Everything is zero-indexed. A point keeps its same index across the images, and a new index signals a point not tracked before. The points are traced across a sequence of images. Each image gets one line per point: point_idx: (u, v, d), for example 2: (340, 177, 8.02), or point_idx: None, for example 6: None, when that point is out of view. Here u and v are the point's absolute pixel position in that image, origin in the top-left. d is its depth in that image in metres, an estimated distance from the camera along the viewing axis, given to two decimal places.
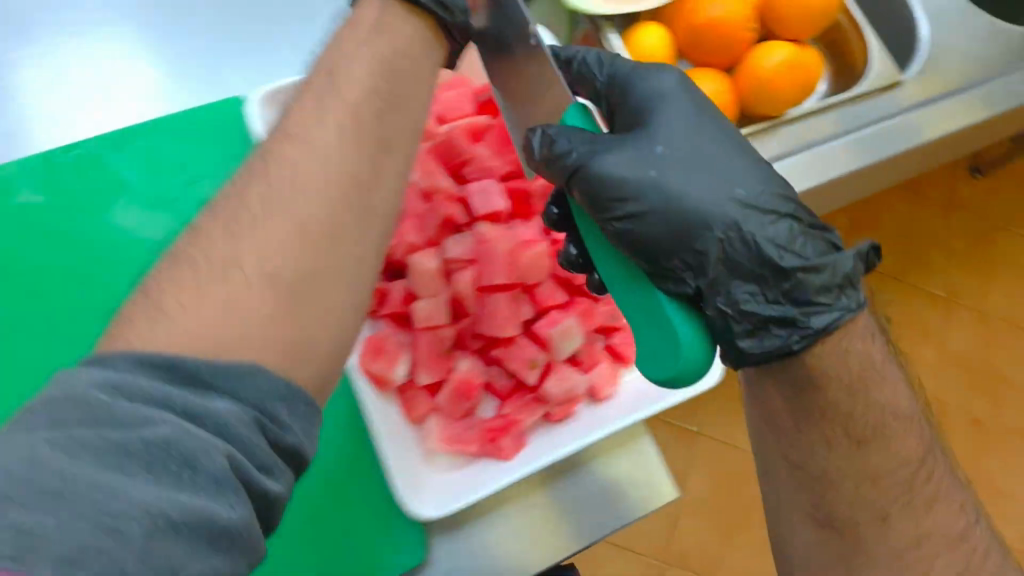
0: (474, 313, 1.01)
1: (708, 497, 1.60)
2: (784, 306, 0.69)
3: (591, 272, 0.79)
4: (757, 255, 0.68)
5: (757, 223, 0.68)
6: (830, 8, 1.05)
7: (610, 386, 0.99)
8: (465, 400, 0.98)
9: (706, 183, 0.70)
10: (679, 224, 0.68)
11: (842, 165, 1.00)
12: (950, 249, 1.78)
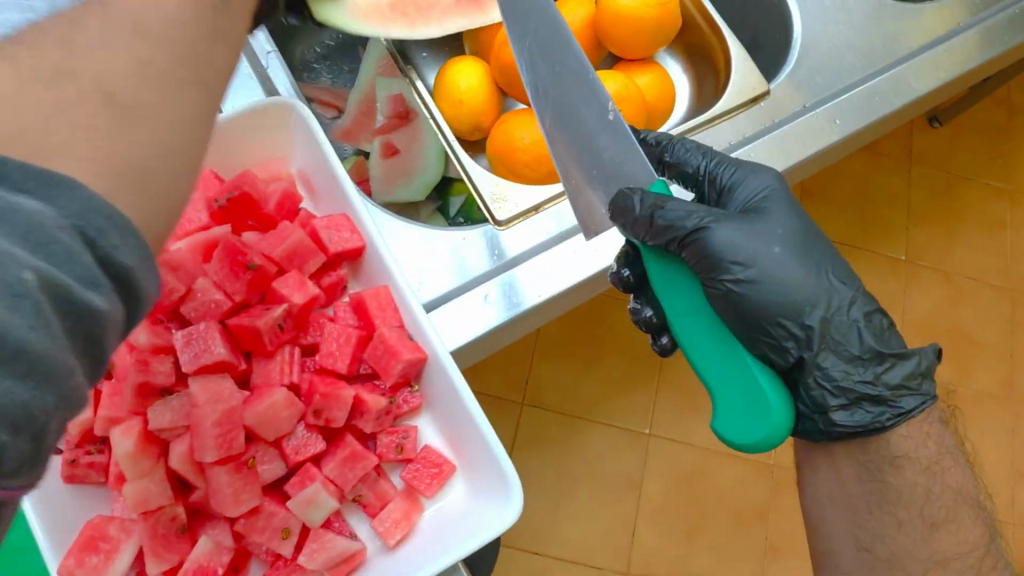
0: (319, 350, 0.65)
1: (668, 500, 1.45)
2: (876, 386, 0.58)
3: (660, 335, 0.65)
4: (863, 340, 0.58)
5: (860, 307, 0.59)
6: (670, 18, 0.82)
7: (426, 491, 0.63)
8: (358, 467, 0.62)
9: (809, 266, 0.59)
10: (786, 298, 0.57)
11: (807, 148, 0.80)
12: (917, 215, 1.66)
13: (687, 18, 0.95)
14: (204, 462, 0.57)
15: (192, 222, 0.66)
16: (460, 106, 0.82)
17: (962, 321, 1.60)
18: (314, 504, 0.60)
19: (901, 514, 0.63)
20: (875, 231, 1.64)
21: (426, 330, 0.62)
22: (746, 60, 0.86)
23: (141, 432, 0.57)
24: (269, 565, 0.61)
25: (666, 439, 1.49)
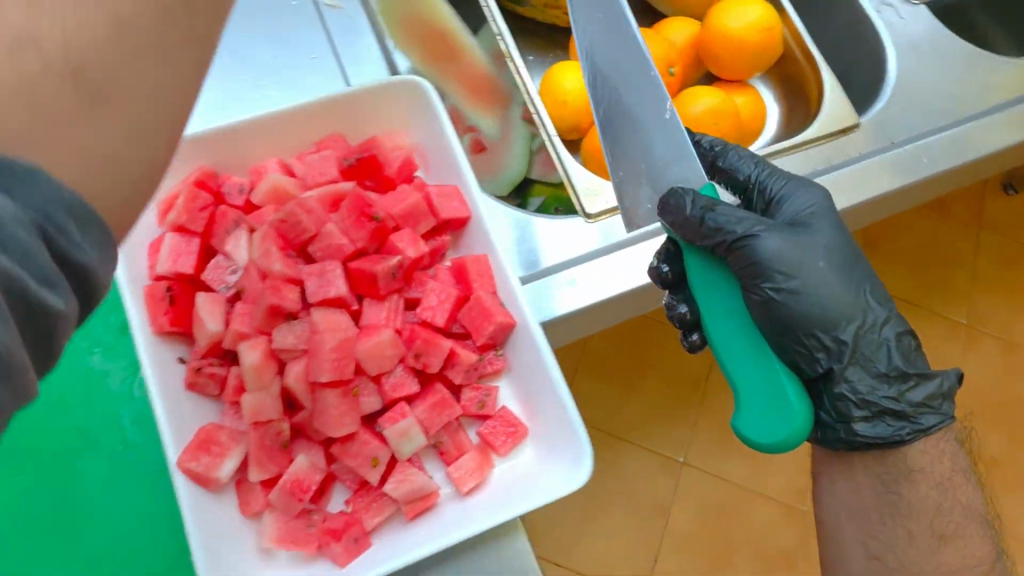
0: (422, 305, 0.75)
1: (696, 528, 1.48)
2: (899, 402, 0.64)
3: (688, 333, 0.69)
4: (889, 358, 0.64)
5: (891, 326, 0.65)
6: (776, 44, 0.91)
7: (501, 445, 0.71)
8: (440, 414, 0.71)
9: (842, 280, 0.65)
10: (822, 313, 0.63)
11: (884, 183, 0.86)
12: (984, 280, 1.66)
13: (786, 50, 1.02)
14: (318, 382, 0.69)
15: (322, 175, 0.76)
16: (563, 105, 0.88)
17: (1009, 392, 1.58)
18: (406, 437, 0.70)
19: (912, 526, 0.68)
20: (938, 292, 1.64)
21: (519, 299, 0.71)
22: (836, 94, 0.93)
23: (265, 349, 0.69)
24: (353, 490, 0.71)
25: (701, 468, 1.52)
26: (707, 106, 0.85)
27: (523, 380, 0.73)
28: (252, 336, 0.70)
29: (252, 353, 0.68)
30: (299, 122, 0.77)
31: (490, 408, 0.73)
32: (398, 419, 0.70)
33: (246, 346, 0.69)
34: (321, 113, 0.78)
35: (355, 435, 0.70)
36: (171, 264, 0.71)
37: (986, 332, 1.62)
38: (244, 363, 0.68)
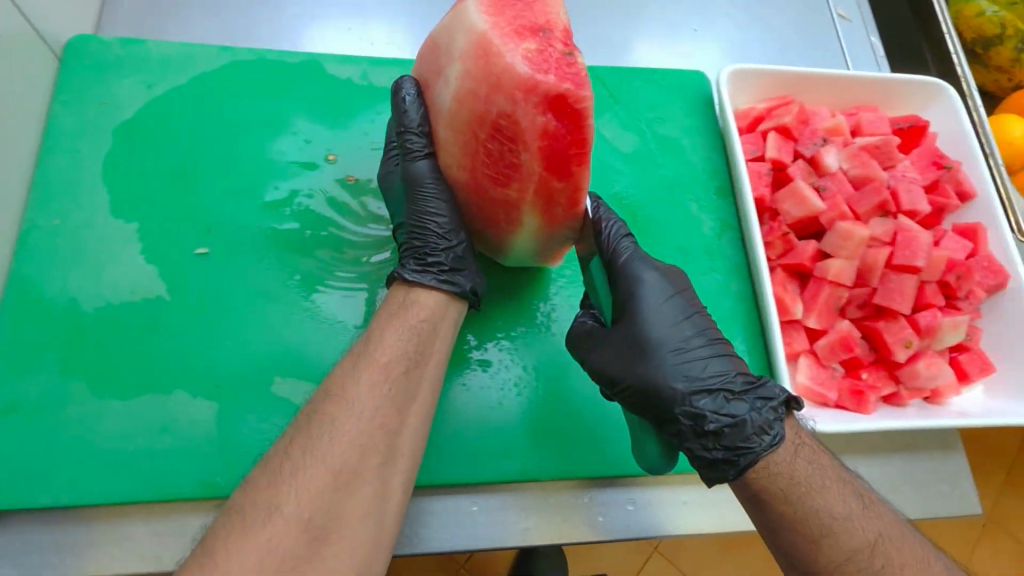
0: (871, 284, 0.86)
1: None
2: (713, 445, 0.67)
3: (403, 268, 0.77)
4: (723, 422, 0.67)
5: (713, 372, 0.71)
6: None
7: (953, 394, 0.86)
8: (844, 352, 0.84)
9: (685, 362, 0.71)
10: (654, 402, 0.70)
11: None
12: None
13: None
14: (807, 321, 0.85)
15: (777, 151, 0.92)
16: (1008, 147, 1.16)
17: None
18: (832, 340, 0.85)
19: None
20: None
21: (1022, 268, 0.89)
22: None
23: (795, 189, 0.88)
24: None
25: None
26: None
27: (992, 334, 0.92)
28: (813, 155, 0.91)
29: (788, 210, 0.89)
30: (802, 89, 0.99)
31: (973, 343, 0.90)
32: (837, 340, 0.84)
33: (801, 176, 0.90)
34: (857, 87, 1.00)
35: (791, 326, 0.87)
36: (774, 112, 0.95)
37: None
38: (822, 212, 0.87)
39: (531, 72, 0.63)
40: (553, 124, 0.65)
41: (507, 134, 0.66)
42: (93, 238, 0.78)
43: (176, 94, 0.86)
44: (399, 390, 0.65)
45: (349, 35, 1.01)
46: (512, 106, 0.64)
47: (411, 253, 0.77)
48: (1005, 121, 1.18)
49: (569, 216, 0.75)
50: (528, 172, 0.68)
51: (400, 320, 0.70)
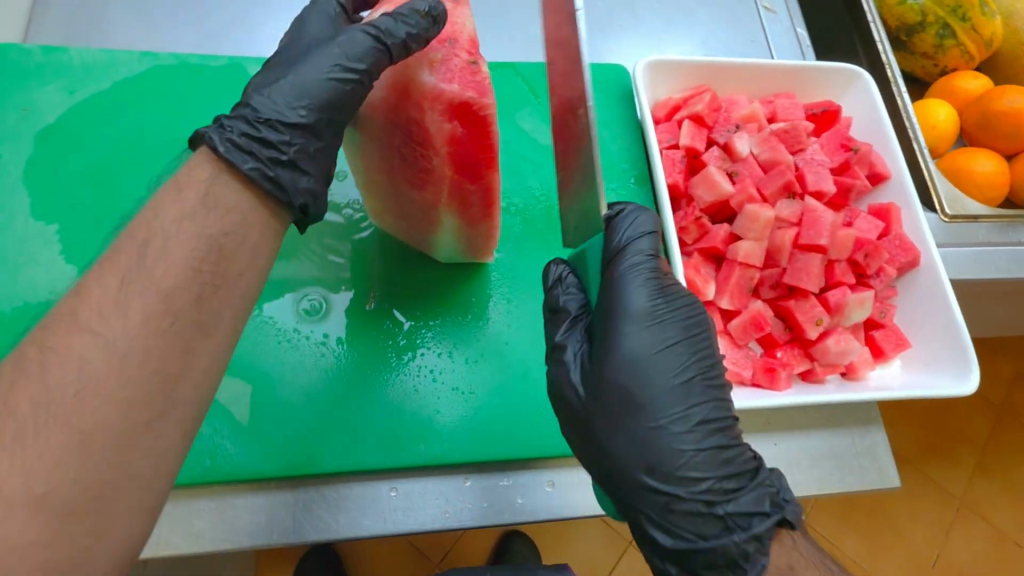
0: (782, 265, 0.89)
1: None
2: (680, 542, 0.63)
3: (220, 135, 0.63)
4: (684, 514, 0.62)
5: (682, 449, 0.63)
6: None
7: (867, 370, 0.88)
8: (756, 331, 0.87)
9: (661, 429, 0.64)
10: (620, 478, 0.64)
11: (979, 271, 1.09)
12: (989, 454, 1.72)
13: None
14: (720, 303, 0.88)
15: (690, 138, 0.94)
16: (931, 131, 1.19)
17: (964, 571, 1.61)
18: (745, 320, 0.87)
19: None
20: None
21: (930, 244, 0.92)
22: None
23: (706, 174, 0.90)
24: None
25: (819, 532, 1.61)
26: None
27: (908, 310, 0.94)
28: (725, 142, 0.94)
29: (701, 196, 0.91)
30: (719, 79, 1.02)
31: (887, 320, 0.92)
32: (750, 320, 0.86)
33: (714, 162, 0.93)
34: (772, 75, 1.03)
35: (706, 308, 0.89)
36: (689, 101, 0.97)
37: (977, 544, 1.63)
38: (731, 196, 0.90)
39: (435, 81, 0.58)
40: (461, 131, 0.60)
41: (415, 141, 0.61)
42: (11, 240, 0.79)
43: (99, 99, 0.89)
44: (184, 322, 0.56)
45: (278, 40, 1.03)
46: (418, 114, 0.59)
47: (250, 120, 0.64)
48: (929, 106, 1.21)
49: (491, 219, 0.69)
50: (439, 177, 0.64)
51: (188, 222, 0.58)
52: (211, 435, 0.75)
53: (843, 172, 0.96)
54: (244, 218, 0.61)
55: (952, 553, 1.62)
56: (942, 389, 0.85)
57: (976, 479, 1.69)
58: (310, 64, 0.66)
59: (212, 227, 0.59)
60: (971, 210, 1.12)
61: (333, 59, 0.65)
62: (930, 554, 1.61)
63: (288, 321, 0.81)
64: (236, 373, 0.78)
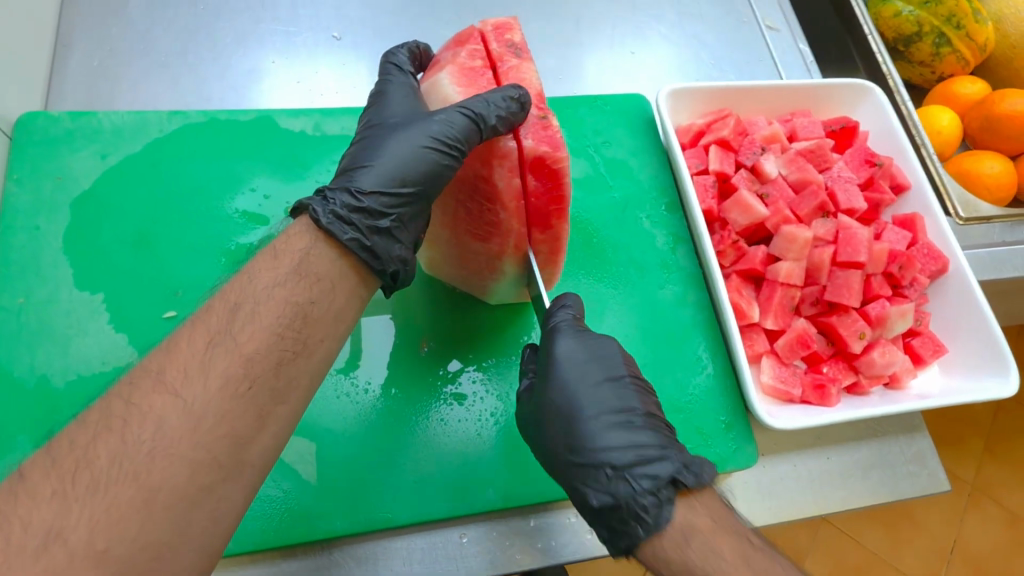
0: (821, 281, 0.91)
1: None
2: (604, 506, 0.64)
3: (330, 202, 0.64)
4: (598, 478, 0.65)
5: (590, 426, 0.67)
6: None
7: (909, 378, 0.89)
8: (802, 349, 0.88)
9: (569, 419, 0.68)
10: (549, 462, 0.69)
11: (998, 271, 1.11)
12: (997, 440, 1.75)
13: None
14: (763, 324, 0.89)
15: (719, 163, 0.96)
16: (936, 135, 1.21)
17: (984, 556, 1.63)
18: (791, 338, 0.88)
19: None
20: None
21: (958, 250, 0.94)
22: None
23: (740, 198, 0.92)
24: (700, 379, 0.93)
25: (840, 528, 1.63)
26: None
27: (942, 316, 0.96)
28: (753, 164, 0.96)
29: (735, 219, 0.93)
30: (738, 101, 1.04)
31: (923, 327, 0.93)
32: (795, 338, 0.88)
33: (744, 185, 0.95)
34: (789, 95, 1.05)
35: (750, 330, 0.90)
36: (713, 126, 0.99)
37: (990, 526, 1.66)
38: (766, 218, 0.92)
39: (509, 140, 0.68)
40: (531, 183, 0.69)
41: (485, 195, 0.69)
42: (57, 312, 0.78)
43: (132, 163, 0.88)
44: (262, 390, 0.55)
45: (301, 89, 1.04)
46: (490, 171, 0.68)
47: (350, 194, 0.66)
48: (932, 112, 1.23)
49: (551, 262, 0.77)
50: (507, 230, 0.71)
51: (280, 287, 0.59)
52: (278, 494, 0.74)
53: (868, 186, 0.99)
54: (329, 285, 0.62)
55: (969, 538, 1.64)
56: (984, 391, 0.87)
57: (984, 463, 1.72)
58: (403, 137, 0.68)
59: (300, 295, 0.60)
60: (979, 211, 1.14)
61: (424, 133, 0.67)
62: (946, 541, 1.64)
63: (343, 374, 0.81)
64: (300, 431, 0.77)
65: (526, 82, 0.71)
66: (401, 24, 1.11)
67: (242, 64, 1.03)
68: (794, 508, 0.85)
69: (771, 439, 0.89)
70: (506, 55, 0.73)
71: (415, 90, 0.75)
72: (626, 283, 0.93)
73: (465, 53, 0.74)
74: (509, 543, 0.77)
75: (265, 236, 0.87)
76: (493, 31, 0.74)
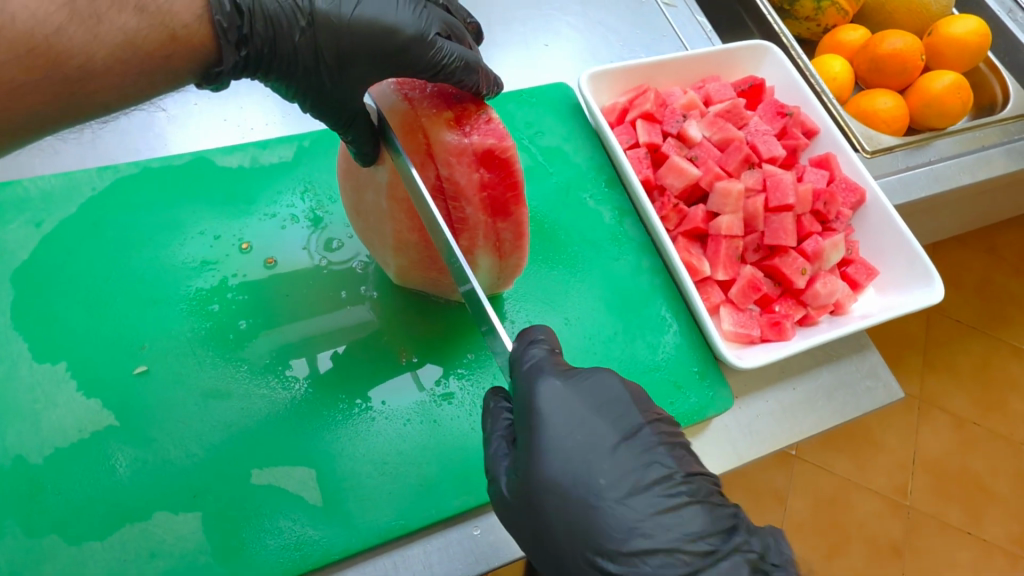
0: (759, 227, 0.99)
1: (809, 514, 1.67)
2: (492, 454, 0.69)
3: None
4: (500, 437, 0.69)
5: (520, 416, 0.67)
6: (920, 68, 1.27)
7: (852, 302, 0.97)
8: (755, 293, 0.95)
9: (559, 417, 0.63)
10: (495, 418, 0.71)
11: (906, 196, 1.22)
12: (933, 352, 1.89)
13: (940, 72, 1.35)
14: (715, 277, 0.96)
15: (647, 134, 1.02)
16: (832, 82, 1.30)
17: (941, 462, 1.76)
18: (743, 286, 0.95)
19: None
20: (999, 323, 1.95)
21: (869, 178, 1.03)
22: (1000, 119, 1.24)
23: (673, 163, 0.99)
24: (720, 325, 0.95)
25: (811, 462, 1.73)
26: (951, 81, 1.23)
27: (868, 243, 1.05)
28: (678, 131, 1.03)
29: (671, 184, 1.00)
30: (653, 75, 1.10)
31: (854, 256, 1.02)
32: (747, 283, 0.94)
33: (673, 152, 1.02)
34: (698, 63, 1.12)
35: (705, 284, 0.96)
36: (634, 102, 1.05)
37: (941, 432, 1.80)
38: (699, 178, 0.99)
39: (459, 137, 0.70)
40: (487, 176, 0.73)
41: (449, 194, 0.73)
42: (21, 390, 0.77)
43: (71, 225, 0.86)
44: None
45: (219, 118, 0.99)
46: (449, 170, 0.71)
47: (262, 25, 0.63)
48: (826, 60, 1.33)
49: (516, 249, 0.81)
50: (474, 224, 0.75)
51: None
52: (288, 525, 0.74)
53: (785, 136, 1.08)
54: (173, 58, 0.59)
55: (926, 446, 1.78)
56: (914, 302, 0.95)
57: (926, 374, 1.87)
58: (306, 64, 0.67)
59: (150, 40, 0.56)
60: (879, 144, 1.24)
61: (309, 86, 0.69)
62: (906, 453, 1.77)
63: (322, 399, 0.81)
64: (293, 461, 0.77)
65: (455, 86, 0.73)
66: None
67: (148, 107, 0.97)
68: (771, 442, 0.91)
69: (743, 381, 0.94)
70: None
71: (387, 56, 0.67)
72: (583, 263, 0.97)
73: None
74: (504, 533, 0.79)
75: (218, 273, 0.86)
76: None
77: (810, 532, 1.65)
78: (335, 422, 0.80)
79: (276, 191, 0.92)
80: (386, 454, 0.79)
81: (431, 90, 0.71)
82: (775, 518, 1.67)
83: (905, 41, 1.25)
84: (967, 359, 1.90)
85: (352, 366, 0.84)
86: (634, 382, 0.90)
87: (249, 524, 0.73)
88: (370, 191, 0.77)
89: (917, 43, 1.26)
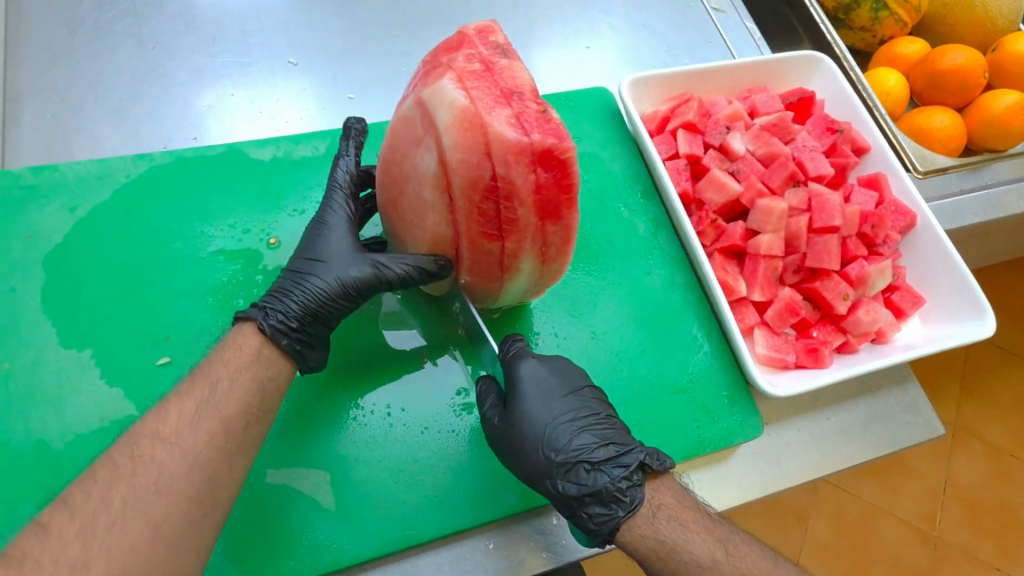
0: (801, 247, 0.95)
1: (831, 539, 1.61)
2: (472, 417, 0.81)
3: (273, 321, 0.73)
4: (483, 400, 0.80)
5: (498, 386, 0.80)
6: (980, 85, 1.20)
7: (895, 331, 0.92)
8: (793, 317, 0.91)
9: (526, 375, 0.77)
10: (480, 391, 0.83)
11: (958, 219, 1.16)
12: (974, 379, 1.81)
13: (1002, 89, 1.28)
14: (751, 298, 0.92)
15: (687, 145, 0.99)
16: (884, 96, 1.24)
17: (974, 494, 1.69)
18: (780, 308, 0.91)
19: None
20: None
21: (921, 202, 0.98)
22: None
23: (713, 176, 0.95)
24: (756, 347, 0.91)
25: (837, 486, 1.67)
26: (1015, 100, 1.16)
27: (916, 269, 0.99)
28: (721, 143, 0.99)
29: (711, 198, 0.96)
30: (697, 84, 1.06)
31: (900, 282, 0.97)
32: (784, 306, 0.90)
33: (715, 164, 0.98)
34: (746, 73, 1.08)
35: (741, 304, 0.93)
36: (677, 111, 1.02)
37: (977, 462, 1.72)
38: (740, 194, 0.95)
39: (519, 135, 0.66)
40: (542, 176, 0.69)
41: (502, 194, 0.69)
42: (46, 374, 0.77)
43: (104, 212, 0.86)
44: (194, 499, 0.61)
45: (254, 111, 0.99)
46: (505, 169, 0.67)
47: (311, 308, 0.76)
48: (880, 74, 1.26)
49: (557, 256, 0.79)
50: (524, 226, 0.72)
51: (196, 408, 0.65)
52: (298, 527, 0.73)
53: (834, 153, 1.03)
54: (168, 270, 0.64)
55: (959, 476, 1.70)
56: (965, 335, 0.90)
57: (963, 403, 1.79)
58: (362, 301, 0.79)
59: None
60: (931, 163, 1.18)
61: None
62: (938, 481, 1.70)
63: (342, 400, 0.80)
64: (309, 462, 0.76)
65: (518, 78, 0.70)
66: (355, 31, 1.08)
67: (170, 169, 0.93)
68: (800, 471, 0.87)
69: (774, 407, 0.91)
70: (494, 55, 0.71)
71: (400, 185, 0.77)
72: (613, 275, 0.94)
73: (460, 57, 0.70)
74: (516, 548, 0.77)
75: (244, 267, 0.86)
76: (476, 34, 0.73)
77: (831, 557, 1.59)
78: (354, 426, 0.79)
79: (306, 186, 0.92)
80: (404, 462, 0.78)
81: (489, 86, 0.68)
82: (796, 538, 1.61)
83: (966, 56, 1.18)
84: (1010, 389, 1.81)
85: (374, 369, 0.82)
86: (660, 402, 0.87)
87: (261, 524, 0.73)
88: (413, 184, 0.73)
89: (978, 58, 1.19)
